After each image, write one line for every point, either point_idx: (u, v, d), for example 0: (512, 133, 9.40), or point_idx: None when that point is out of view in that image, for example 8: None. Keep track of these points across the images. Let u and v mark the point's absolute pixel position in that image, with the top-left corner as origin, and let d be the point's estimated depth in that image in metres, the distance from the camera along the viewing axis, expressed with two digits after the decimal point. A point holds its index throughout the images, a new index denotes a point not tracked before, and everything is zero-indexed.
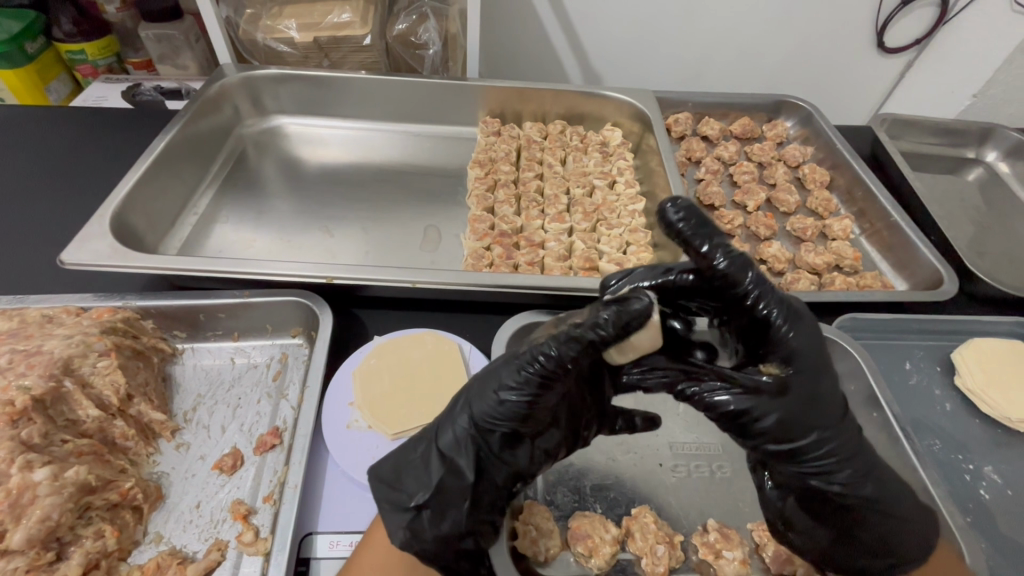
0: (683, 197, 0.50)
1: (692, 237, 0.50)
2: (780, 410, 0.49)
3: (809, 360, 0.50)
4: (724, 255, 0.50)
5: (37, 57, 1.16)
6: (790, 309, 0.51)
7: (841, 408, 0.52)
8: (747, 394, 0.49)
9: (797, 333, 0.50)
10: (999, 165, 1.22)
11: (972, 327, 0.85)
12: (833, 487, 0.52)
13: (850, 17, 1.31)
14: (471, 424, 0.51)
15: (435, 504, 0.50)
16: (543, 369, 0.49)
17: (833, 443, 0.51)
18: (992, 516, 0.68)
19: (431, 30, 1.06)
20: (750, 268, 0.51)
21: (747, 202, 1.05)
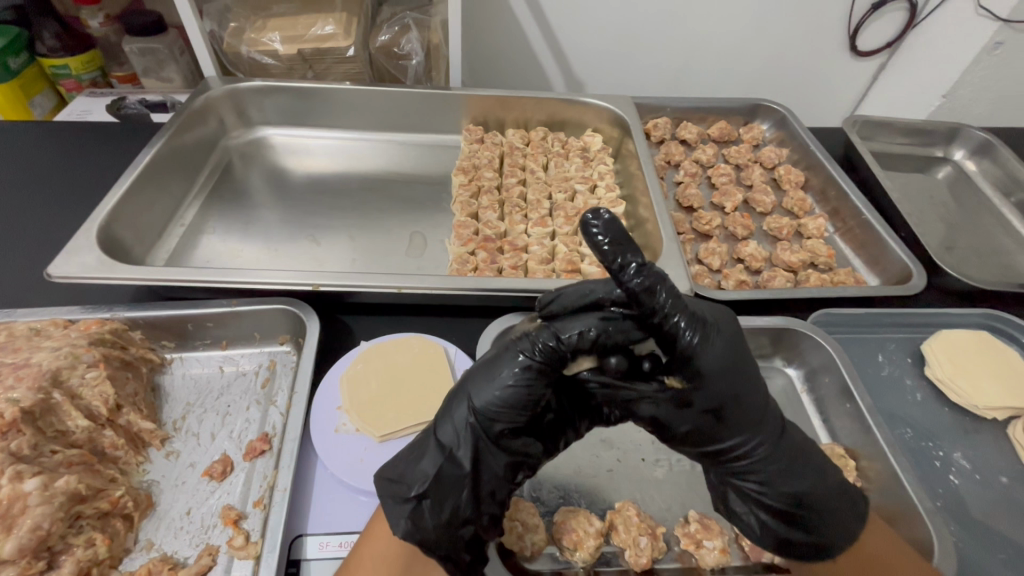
0: (606, 208, 0.46)
1: (609, 254, 0.45)
2: (687, 421, 0.51)
3: (723, 372, 0.49)
4: (637, 276, 0.46)
5: (21, 72, 1.17)
6: (700, 321, 0.49)
7: (756, 412, 0.51)
8: (661, 409, 0.50)
9: (706, 347, 0.49)
10: (966, 163, 1.26)
11: (941, 319, 0.88)
12: (751, 485, 0.54)
13: (820, 23, 1.35)
14: (473, 415, 0.50)
15: (434, 492, 0.50)
16: (535, 361, 0.49)
17: (748, 447, 0.52)
18: (962, 500, 0.71)
19: (413, 41, 1.08)
20: (662, 284, 0.47)
21: (724, 203, 1.08)
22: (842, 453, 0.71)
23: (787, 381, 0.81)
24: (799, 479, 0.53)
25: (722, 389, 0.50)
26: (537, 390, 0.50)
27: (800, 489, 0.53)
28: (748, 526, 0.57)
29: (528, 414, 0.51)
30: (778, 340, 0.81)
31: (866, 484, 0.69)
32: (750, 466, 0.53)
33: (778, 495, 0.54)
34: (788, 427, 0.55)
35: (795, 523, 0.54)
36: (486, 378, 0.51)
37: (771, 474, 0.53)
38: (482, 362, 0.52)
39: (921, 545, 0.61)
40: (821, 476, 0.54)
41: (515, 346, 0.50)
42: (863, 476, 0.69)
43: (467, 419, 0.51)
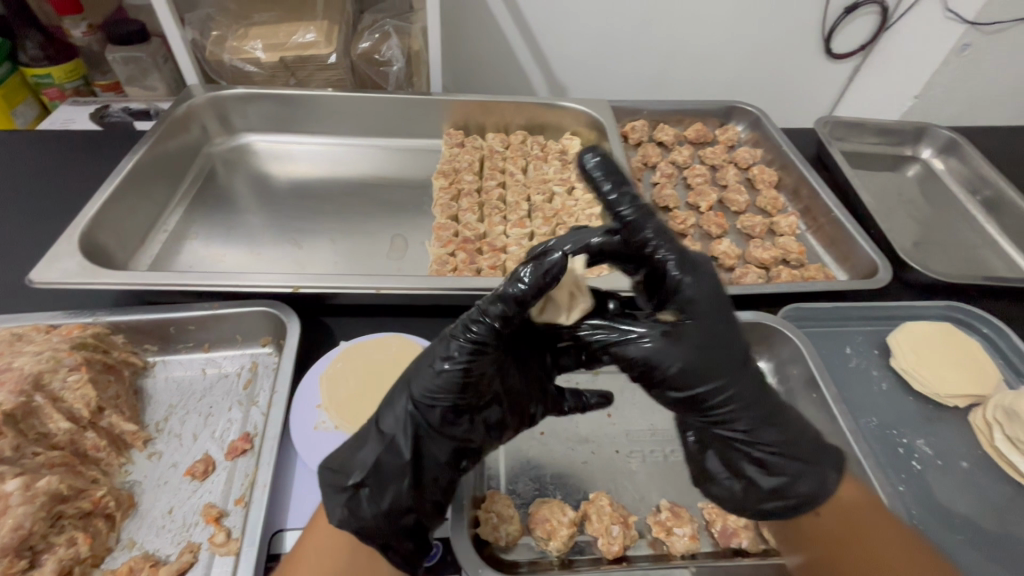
0: (601, 146, 0.57)
1: (603, 183, 0.55)
2: (679, 358, 0.52)
3: (711, 306, 0.55)
4: (629, 206, 0.55)
5: (3, 81, 1.18)
6: (688, 259, 0.55)
7: (736, 355, 0.54)
8: (650, 345, 0.53)
9: (694, 280, 0.55)
10: (934, 161, 1.30)
11: (907, 311, 0.91)
12: (737, 434, 0.55)
13: (793, 26, 1.39)
14: (410, 403, 0.54)
15: (371, 481, 0.53)
16: (474, 337, 0.52)
17: (729, 390, 0.54)
18: (924, 485, 0.73)
19: (394, 48, 1.11)
20: (652, 218, 0.55)
21: (699, 203, 1.11)
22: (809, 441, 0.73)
23: None
24: (777, 428, 0.56)
25: (707, 325, 0.54)
26: (479, 365, 0.53)
27: (777, 434, 0.56)
28: (727, 488, 0.60)
29: (468, 394, 0.54)
30: (749, 335, 0.83)
31: None
32: (731, 413, 0.55)
33: (756, 443, 0.56)
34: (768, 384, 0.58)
35: (773, 476, 0.57)
36: (424, 366, 0.55)
37: (751, 421, 0.55)
38: (422, 352, 0.56)
39: None
40: (798, 433, 0.57)
41: (468, 316, 0.53)
42: None
43: (406, 408, 0.54)
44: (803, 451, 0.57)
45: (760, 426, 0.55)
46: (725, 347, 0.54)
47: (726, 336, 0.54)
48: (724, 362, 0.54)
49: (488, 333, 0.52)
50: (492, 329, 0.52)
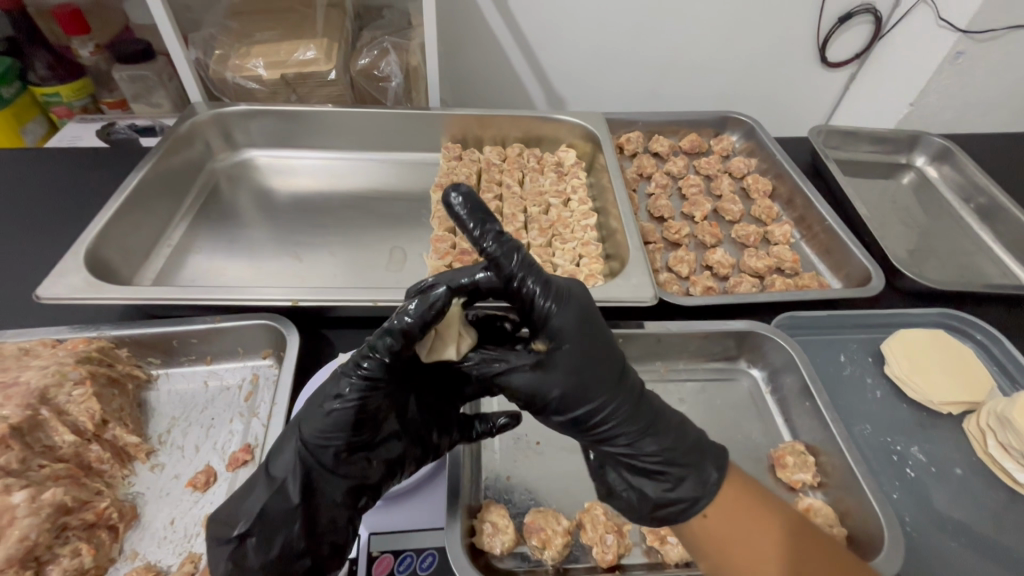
0: (463, 184, 0.56)
1: (467, 221, 0.56)
2: (551, 385, 0.56)
3: (580, 329, 0.56)
4: (492, 241, 0.55)
5: (13, 100, 1.21)
6: (554, 287, 0.56)
7: (611, 374, 0.57)
8: (528, 375, 0.57)
9: (561, 309, 0.56)
10: (928, 169, 1.31)
11: (900, 319, 0.92)
12: (619, 448, 0.58)
13: (787, 37, 1.41)
14: (301, 444, 0.55)
15: (256, 530, 0.53)
16: (364, 375, 0.53)
17: (606, 410, 0.57)
18: (919, 493, 0.74)
19: (392, 64, 1.13)
20: (517, 253, 0.56)
21: (694, 213, 1.12)
22: (802, 449, 0.74)
23: (752, 383, 0.85)
24: (660, 437, 0.57)
25: (577, 349, 0.56)
26: (372, 401, 0.54)
27: (659, 441, 0.57)
28: (624, 499, 0.60)
29: (361, 432, 0.55)
30: (742, 343, 0.84)
31: (825, 478, 0.72)
32: (613, 429, 0.57)
33: (640, 454, 0.57)
34: (648, 390, 0.60)
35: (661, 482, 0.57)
36: (309, 414, 0.55)
37: (634, 434, 0.57)
38: (316, 392, 0.56)
39: (874, 535, 0.64)
40: (681, 431, 0.59)
41: (356, 357, 0.54)
42: (823, 471, 0.73)
43: (297, 451, 0.55)
44: (684, 457, 0.57)
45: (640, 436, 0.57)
46: (602, 362, 0.57)
47: (602, 354, 0.57)
48: (598, 380, 0.56)
49: (377, 372, 0.53)
50: (374, 375, 0.53)
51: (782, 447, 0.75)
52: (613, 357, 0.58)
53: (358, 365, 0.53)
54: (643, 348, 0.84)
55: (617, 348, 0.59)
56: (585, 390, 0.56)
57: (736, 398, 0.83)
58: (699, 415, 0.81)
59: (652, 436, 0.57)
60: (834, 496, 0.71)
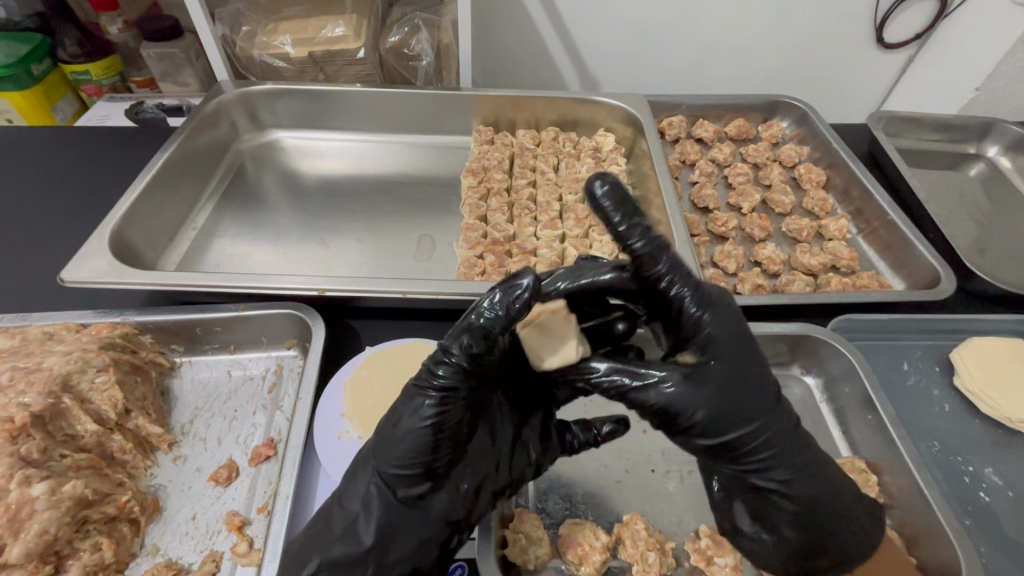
0: (610, 172, 0.49)
1: (613, 215, 0.50)
2: (704, 406, 0.50)
3: (733, 343, 0.51)
4: (640, 240, 0.50)
5: (43, 78, 1.19)
6: (709, 297, 0.51)
7: (764, 397, 0.51)
8: (675, 393, 0.50)
9: (716, 319, 0.51)
10: (1000, 160, 1.20)
11: (972, 326, 0.84)
12: (772, 484, 0.52)
13: (848, 14, 1.29)
14: (375, 475, 0.53)
15: (326, 570, 0.51)
16: (438, 389, 0.51)
17: (764, 434, 0.51)
18: (993, 518, 0.67)
19: (423, 42, 1.07)
20: (664, 253, 0.51)
21: (741, 204, 1.05)
22: (864, 466, 0.68)
23: (805, 390, 0.78)
24: (814, 480, 0.53)
25: (732, 366, 0.51)
26: (448, 422, 0.51)
27: (813, 482, 0.53)
28: (755, 540, 0.57)
29: (436, 458, 0.51)
30: (796, 348, 0.78)
31: (888, 500, 0.66)
32: (770, 460, 0.52)
33: (794, 496, 0.53)
34: (800, 426, 0.54)
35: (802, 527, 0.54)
36: (377, 451, 0.53)
37: (790, 469, 0.52)
38: (388, 413, 0.54)
39: (947, 567, 0.58)
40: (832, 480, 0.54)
41: (419, 383, 0.52)
42: (886, 492, 0.66)
43: (371, 483, 0.53)
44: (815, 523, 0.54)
45: (790, 482, 0.52)
46: (756, 388, 0.51)
47: (755, 377, 0.52)
48: (753, 403, 0.51)
49: (456, 386, 0.51)
50: (444, 395, 0.51)
51: (840, 463, 0.69)
52: (763, 383, 0.52)
53: (429, 384, 0.51)
54: None
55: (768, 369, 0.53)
56: (747, 410, 0.51)
57: (788, 407, 0.77)
58: None
59: (805, 478, 0.53)
60: (899, 519, 0.65)
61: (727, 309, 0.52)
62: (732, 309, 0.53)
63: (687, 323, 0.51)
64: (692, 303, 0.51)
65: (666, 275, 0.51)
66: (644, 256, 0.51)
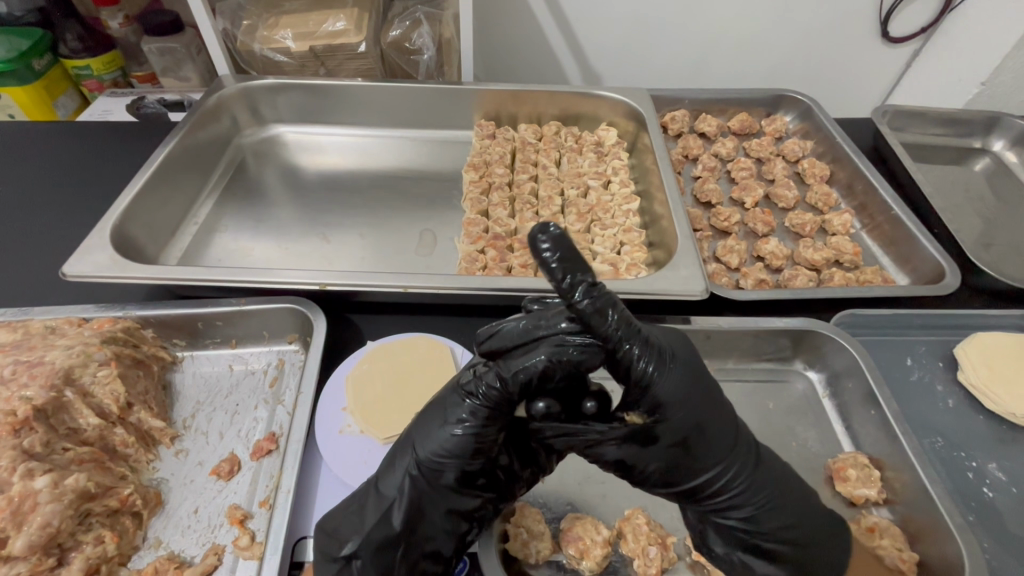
0: (556, 223, 0.43)
1: (558, 273, 0.43)
2: (656, 459, 0.50)
3: (690, 393, 0.50)
4: (587, 298, 0.44)
5: (44, 73, 1.19)
6: (659, 352, 0.49)
7: (725, 440, 0.51)
8: (626, 450, 0.50)
9: (665, 376, 0.49)
10: (1006, 154, 1.19)
11: (976, 321, 0.83)
12: (733, 521, 0.53)
13: (853, 8, 1.28)
14: (415, 464, 0.52)
15: (363, 553, 0.51)
16: (484, 398, 0.51)
17: (724, 476, 0.51)
18: (997, 514, 0.67)
19: (424, 36, 1.06)
20: (611, 308, 0.46)
21: (744, 198, 1.04)
22: (866, 462, 0.67)
23: (808, 386, 0.78)
24: (781, 513, 0.53)
25: (693, 417, 0.50)
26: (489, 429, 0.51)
27: (782, 514, 0.53)
28: (727, 561, 0.55)
29: (477, 459, 0.52)
30: (799, 343, 0.77)
31: (891, 495, 0.66)
32: (730, 499, 0.52)
33: (758, 529, 0.53)
34: (763, 454, 0.55)
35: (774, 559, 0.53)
36: (420, 441, 0.52)
37: (756, 505, 0.52)
38: (430, 407, 0.54)
39: (950, 563, 0.57)
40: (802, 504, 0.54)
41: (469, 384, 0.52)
42: (889, 487, 0.66)
43: (409, 469, 0.52)
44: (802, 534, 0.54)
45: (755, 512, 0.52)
46: (716, 434, 0.51)
47: (717, 426, 0.51)
48: (711, 451, 0.51)
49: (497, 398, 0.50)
50: (491, 400, 0.50)
51: (843, 459, 0.68)
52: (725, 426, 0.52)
53: (478, 387, 0.51)
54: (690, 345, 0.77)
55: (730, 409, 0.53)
56: (703, 461, 0.50)
57: (791, 402, 0.76)
58: (751, 418, 0.74)
59: (773, 511, 0.53)
60: (902, 515, 0.64)
61: (674, 365, 0.50)
62: (677, 361, 0.51)
63: (634, 381, 0.48)
64: (640, 362, 0.47)
65: (614, 332, 0.46)
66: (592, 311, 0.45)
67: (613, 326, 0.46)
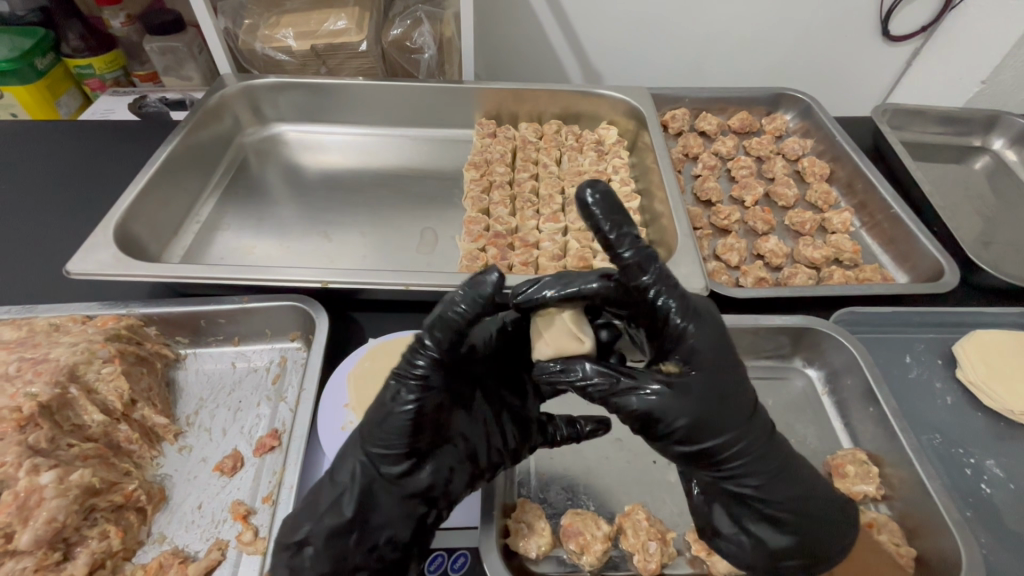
0: (602, 181, 0.53)
1: (603, 221, 0.52)
2: (686, 413, 0.50)
3: (717, 356, 0.52)
4: (630, 248, 0.52)
5: (47, 72, 1.20)
6: (692, 308, 0.53)
7: (746, 407, 0.52)
8: (656, 398, 0.50)
9: (697, 332, 0.52)
10: (1006, 152, 1.19)
11: (975, 319, 0.83)
12: (746, 489, 0.53)
13: (853, 7, 1.28)
14: (363, 454, 0.54)
15: (315, 541, 0.52)
16: (421, 375, 0.52)
17: (742, 443, 0.52)
18: (994, 510, 0.67)
19: (425, 35, 1.06)
20: (653, 263, 0.53)
21: (744, 197, 1.04)
22: (865, 458, 0.68)
23: (807, 383, 0.78)
24: (789, 484, 0.54)
25: (720, 378, 0.52)
26: (427, 407, 0.53)
27: (788, 486, 0.54)
28: (733, 542, 0.56)
29: (421, 437, 0.54)
30: (798, 340, 0.78)
31: (889, 491, 0.66)
32: (745, 466, 0.52)
33: (768, 500, 0.54)
34: (777, 433, 0.56)
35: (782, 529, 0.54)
36: (366, 428, 0.54)
37: (765, 476, 0.53)
38: (377, 397, 0.55)
39: (946, 557, 0.58)
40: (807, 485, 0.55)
41: (406, 361, 0.53)
42: (887, 483, 0.66)
43: (359, 459, 0.54)
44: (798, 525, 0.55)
45: (766, 484, 0.53)
46: (737, 399, 0.52)
47: (740, 391, 0.52)
48: (733, 415, 0.51)
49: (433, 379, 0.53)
50: (428, 376, 0.52)
51: (841, 455, 0.69)
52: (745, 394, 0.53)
53: (412, 367, 0.52)
54: None
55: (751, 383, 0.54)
56: (730, 421, 0.51)
57: (790, 399, 0.77)
58: None
59: (782, 484, 0.54)
60: (900, 511, 0.65)
61: (710, 327, 0.53)
62: (717, 326, 0.54)
63: (670, 334, 0.52)
64: (675, 315, 0.52)
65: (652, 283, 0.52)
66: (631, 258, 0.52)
67: (654, 275, 0.52)
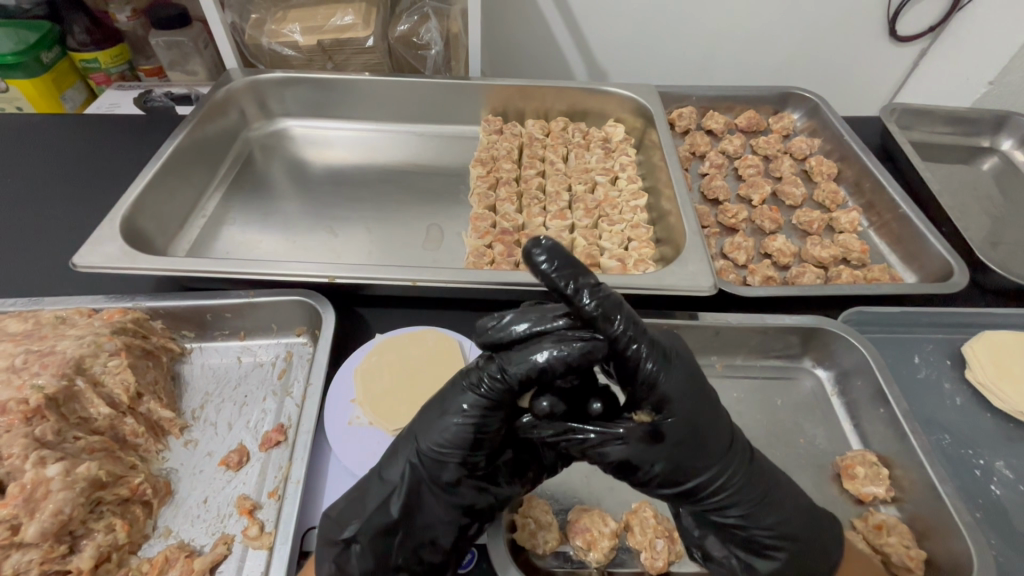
0: (546, 236, 0.48)
1: (556, 280, 0.47)
2: (660, 458, 0.51)
3: (692, 400, 0.51)
4: (592, 299, 0.47)
5: (52, 66, 1.19)
6: (663, 352, 0.50)
7: (722, 443, 0.53)
8: (628, 447, 0.51)
9: (668, 376, 0.50)
10: (1014, 153, 1.18)
11: (984, 320, 0.83)
12: (731, 519, 0.54)
13: (861, 5, 1.27)
14: (415, 455, 0.53)
15: (363, 539, 0.51)
16: (486, 395, 0.51)
17: (720, 478, 0.53)
18: (1004, 513, 0.67)
19: (432, 31, 1.05)
20: (618, 310, 0.49)
21: (752, 195, 1.04)
22: (875, 459, 0.67)
23: (816, 383, 0.78)
24: (774, 510, 0.54)
25: (695, 422, 0.51)
26: (491, 423, 0.52)
27: (776, 514, 0.54)
28: (724, 565, 0.56)
29: (479, 452, 0.53)
30: (806, 340, 0.77)
31: (899, 493, 0.66)
32: (725, 499, 0.53)
33: (757, 527, 0.54)
34: (756, 454, 0.56)
35: (766, 553, 0.55)
36: (421, 434, 0.53)
37: (748, 504, 0.53)
38: (435, 398, 0.54)
39: (958, 560, 0.57)
40: (793, 501, 0.55)
41: (483, 372, 0.52)
42: (897, 485, 0.66)
43: (409, 460, 0.53)
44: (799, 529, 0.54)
45: (747, 511, 0.54)
46: (709, 440, 0.52)
47: (713, 431, 0.52)
48: (707, 454, 0.52)
49: (501, 393, 0.51)
50: (494, 397, 0.51)
51: (851, 457, 0.68)
52: (720, 431, 0.53)
53: (479, 384, 0.52)
54: (698, 341, 0.78)
55: (726, 416, 0.54)
56: (706, 465, 0.52)
57: (798, 400, 0.76)
58: (757, 414, 0.75)
59: (767, 511, 0.54)
60: (910, 513, 0.64)
61: (681, 375, 0.51)
62: (696, 377, 0.53)
63: (640, 384, 0.50)
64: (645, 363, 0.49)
65: (623, 333, 0.48)
66: (597, 313, 0.48)
67: (621, 330, 0.48)
